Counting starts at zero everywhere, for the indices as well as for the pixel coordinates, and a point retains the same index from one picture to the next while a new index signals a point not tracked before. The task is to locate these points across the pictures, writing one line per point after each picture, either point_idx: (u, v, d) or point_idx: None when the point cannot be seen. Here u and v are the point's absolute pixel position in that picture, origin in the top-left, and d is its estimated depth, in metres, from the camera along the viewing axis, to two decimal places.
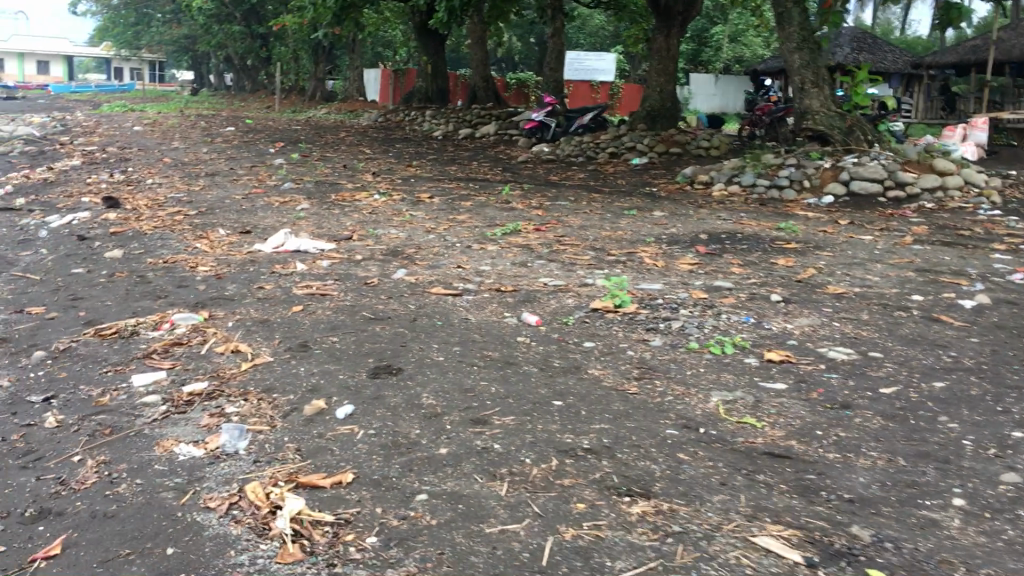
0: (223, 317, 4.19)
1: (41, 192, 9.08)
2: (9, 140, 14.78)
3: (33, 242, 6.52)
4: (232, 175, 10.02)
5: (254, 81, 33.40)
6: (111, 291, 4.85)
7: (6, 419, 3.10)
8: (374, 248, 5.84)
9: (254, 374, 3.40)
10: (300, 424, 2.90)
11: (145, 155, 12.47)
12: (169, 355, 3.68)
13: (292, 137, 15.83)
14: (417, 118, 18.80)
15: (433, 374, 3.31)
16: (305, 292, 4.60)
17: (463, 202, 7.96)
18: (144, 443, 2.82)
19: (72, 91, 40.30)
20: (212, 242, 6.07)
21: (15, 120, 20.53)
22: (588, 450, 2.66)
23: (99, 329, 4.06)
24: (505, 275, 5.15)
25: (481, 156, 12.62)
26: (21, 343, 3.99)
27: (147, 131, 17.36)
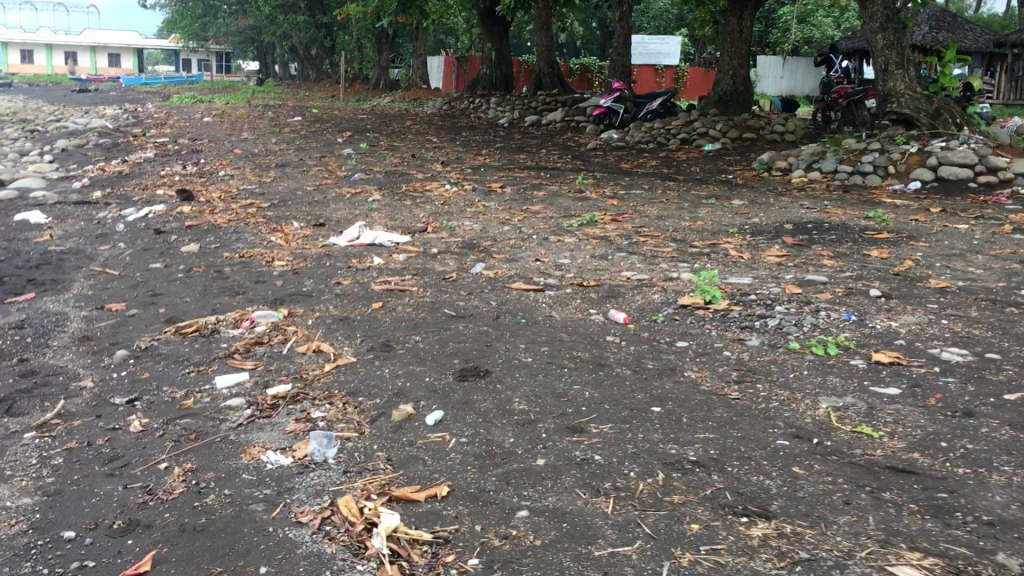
0: (302, 315, 4.11)
1: (117, 184, 9.19)
2: (85, 132, 15.08)
3: (112, 236, 6.57)
4: (302, 166, 10.02)
5: (318, 70, 33.64)
6: (190, 287, 4.81)
7: (91, 423, 3.05)
8: (449, 241, 5.73)
9: (338, 376, 3.31)
10: (389, 431, 2.79)
11: (216, 146, 12.57)
12: (251, 354, 3.61)
13: (359, 126, 15.86)
14: (482, 105, 18.67)
15: (522, 377, 3.18)
16: (383, 288, 4.50)
17: (535, 192, 7.81)
18: (231, 450, 2.74)
19: (143, 82, 41.12)
20: (287, 235, 6.03)
21: (90, 113, 20.97)
22: (696, 462, 2.49)
23: (180, 327, 4.02)
24: (586, 269, 4.99)
25: (550, 143, 12.45)
26: (104, 341, 3.97)
27: (216, 121, 17.55)
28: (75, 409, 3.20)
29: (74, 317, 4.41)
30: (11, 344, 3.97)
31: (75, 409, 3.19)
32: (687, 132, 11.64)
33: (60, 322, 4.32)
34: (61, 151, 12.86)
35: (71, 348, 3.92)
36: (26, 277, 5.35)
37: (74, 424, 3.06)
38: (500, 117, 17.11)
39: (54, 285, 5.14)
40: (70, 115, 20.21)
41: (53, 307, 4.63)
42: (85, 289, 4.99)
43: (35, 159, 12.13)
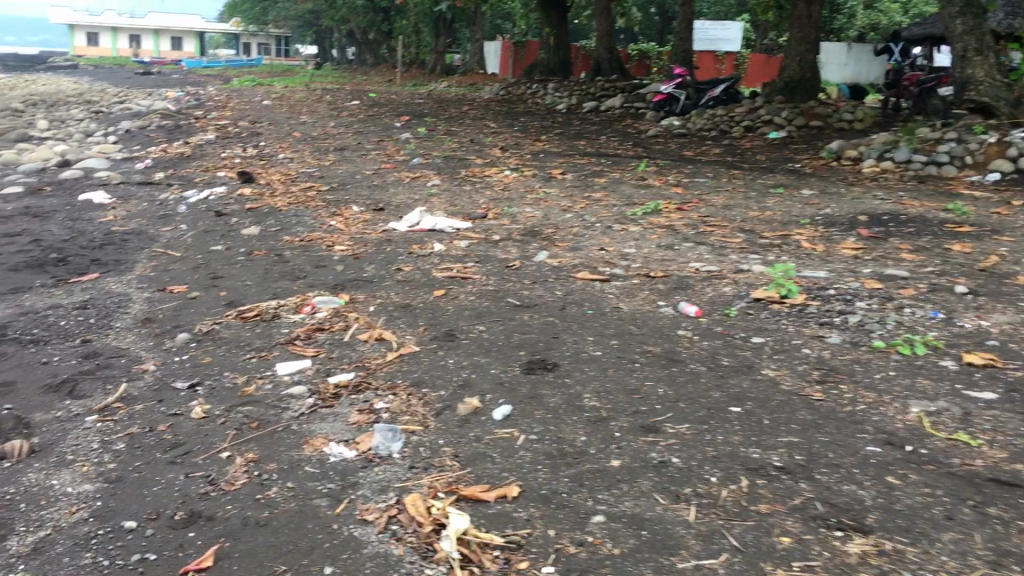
0: (364, 301, 4.03)
1: (179, 166, 9.24)
2: (148, 114, 15.25)
3: (173, 217, 6.58)
4: (361, 150, 9.98)
5: (375, 54, 33.72)
6: (250, 270, 4.76)
7: (152, 407, 3.00)
8: (511, 228, 5.61)
9: (401, 365, 3.21)
10: (455, 425, 2.68)
11: (276, 129, 12.61)
12: (312, 341, 3.54)
13: (416, 111, 15.80)
14: (540, 91, 18.49)
15: (592, 371, 3.05)
16: (445, 275, 4.40)
17: (597, 179, 7.65)
18: (293, 441, 2.66)
19: (204, 65, 41.65)
20: (347, 219, 5.97)
21: (153, 95, 21.24)
22: (782, 468, 2.35)
23: (241, 311, 3.96)
24: (653, 259, 4.84)
25: (610, 130, 12.25)
26: (166, 324, 3.93)
27: (276, 104, 17.65)
28: (136, 393, 3.15)
29: (136, 299, 4.39)
30: (75, 324, 3.96)
31: (136, 393, 3.14)
32: (751, 120, 11.35)
33: (121, 304, 4.30)
34: (125, 132, 13.01)
35: (133, 330, 3.89)
36: (90, 257, 5.36)
37: (136, 408, 3.01)
38: (558, 103, 16.92)
39: (117, 265, 5.14)
40: (133, 97, 20.55)
41: (116, 288, 4.62)
42: (147, 270, 4.98)
43: (99, 140, 12.29)
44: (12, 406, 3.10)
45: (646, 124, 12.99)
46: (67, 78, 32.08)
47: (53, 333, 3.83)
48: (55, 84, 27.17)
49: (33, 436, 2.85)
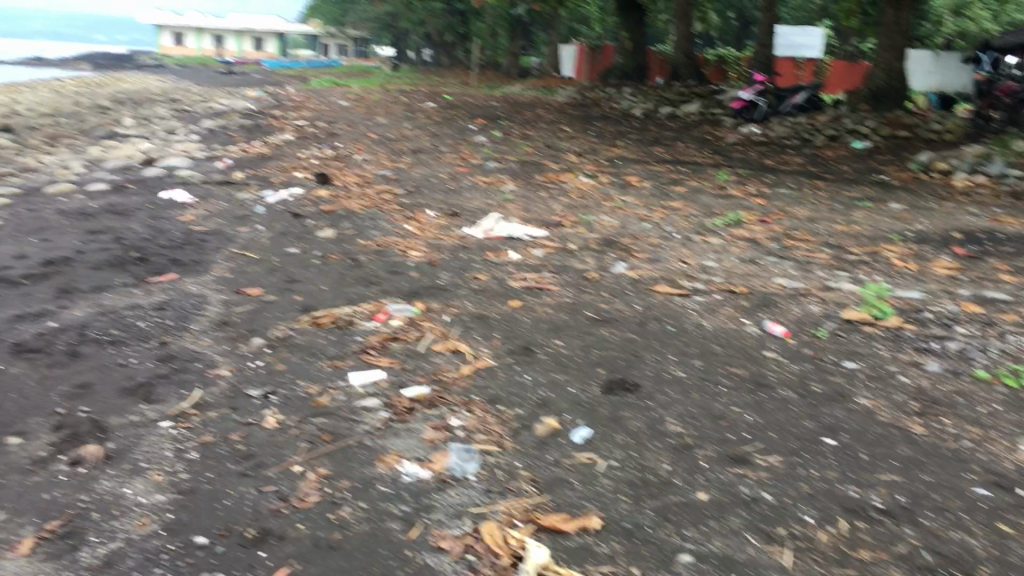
0: (438, 310, 3.96)
1: (257, 166, 9.34)
2: (229, 113, 15.51)
3: (251, 217, 6.62)
4: (436, 152, 9.96)
5: (450, 56, 33.87)
6: (325, 274, 4.74)
7: (226, 415, 2.97)
8: (588, 238, 5.49)
9: (476, 380, 3.13)
10: (533, 447, 2.58)
11: (352, 130, 12.70)
12: (386, 351, 3.47)
13: (491, 113, 15.77)
14: (616, 95, 18.31)
15: (675, 394, 2.91)
16: (520, 285, 4.31)
17: (675, 188, 7.48)
18: (366, 457, 2.59)
19: (283, 65, 42.37)
20: (422, 224, 5.93)
21: (234, 94, 21.63)
22: (883, 511, 2.19)
23: (316, 317, 3.93)
24: (735, 273, 4.68)
25: (687, 136, 12.04)
26: (241, 328, 3.91)
27: (352, 105, 17.81)
28: (211, 400, 3.12)
29: (212, 301, 4.39)
30: (152, 326, 3.97)
31: (210, 400, 3.12)
32: (835, 129, 11.03)
33: (198, 306, 4.30)
34: (206, 130, 13.25)
35: (208, 333, 3.88)
36: (169, 257, 5.41)
37: (209, 416, 2.98)
38: (634, 108, 16.73)
39: (195, 266, 5.17)
40: (215, 95, 20.96)
41: (193, 289, 4.64)
42: (224, 272, 4.99)
43: (181, 138, 12.53)
44: (89, 408, 3.10)
45: (724, 131, 12.73)
46: (153, 76, 32.95)
47: (131, 334, 3.84)
48: (141, 81, 27.87)
49: (108, 441, 2.84)
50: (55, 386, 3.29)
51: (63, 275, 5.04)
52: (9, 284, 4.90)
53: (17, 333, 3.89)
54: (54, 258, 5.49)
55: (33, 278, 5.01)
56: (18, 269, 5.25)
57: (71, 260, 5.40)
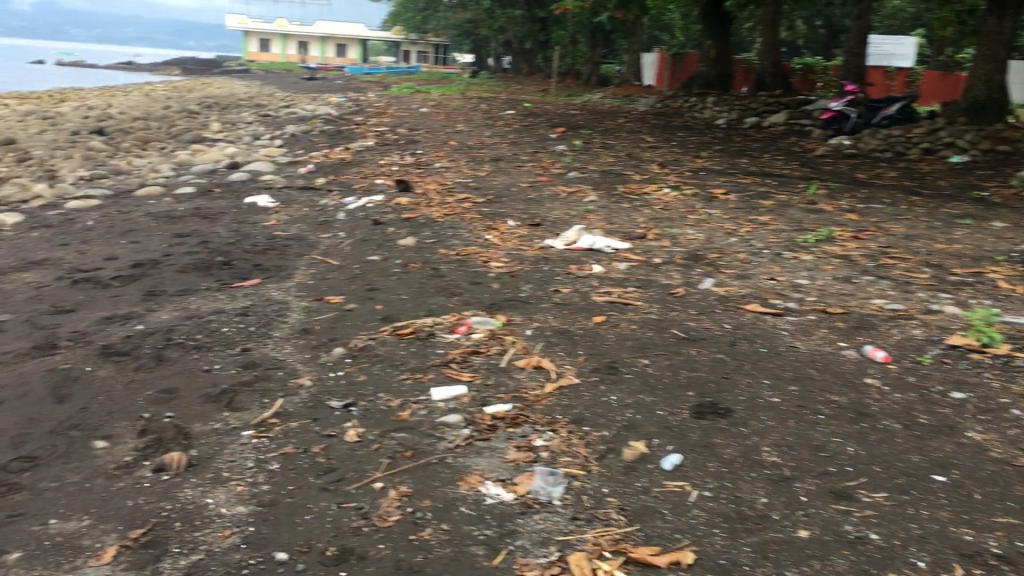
0: (520, 323, 3.88)
1: (339, 172, 9.42)
2: (312, 119, 15.75)
3: (333, 224, 6.66)
4: (517, 161, 9.91)
5: (530, 64, 33.89)
6: (406, 283, 4.71)
7: (307, 426, 2.94)
8: (673, 252, 5.36)
9: (560, 398, 3.04)
10: (621, 472, 2.48)
11: (433, 137, 12.75)
12: (468, 365, 3.41)
13: (571, 122, 15.68)
14: (698, 105, 18.05)
15: (770, 422, 2.77)
16: (604, 300, 4.21)
17: (762, 201, 7.28)
18: (448, 476, 2.52)
19: (365, 72, 42.99)
20: (504, 234, 5.87)
21: (318, 100, 21.98)
22: (1002, 557, 2.03)
23: (397, 328, 3.89)
24: (828, 292, 4.50)
25: (773, 148, 11.77)
26: (322, 336, 3.90)
27: (433, 112, 17.92)
28: (292, 409, 3.10)
29: (295, 308, 4.40)
30: (236, 331, 3.98)
31: (292, 410, 3.10)
32: (929, 142, 10.65)
33: (281, 312, 4.31)
34: (290, 136, 13.45)
35: (290, 340, 3.87)
36: (253, 261, 5.46)
37: (290, 426, 2.95)
38: (717, 119, 16.47)
39: (278, 271, 5.20)
40: (299, 101, 21.32)
41: (276, 295, 4.66)
42: (306, 278, 5.01)
43: (266, 144, 12.75)
44: (173, 414, 3.11)
45: (811, 142, 12.41)
46: (240, 82, 33.75)
47: (215, 339, 3.86)
48: (228, 87, 28.56)
49: (191, 448, 2.84)
50: (141, 390, 3.31)
51: (151, 278, 5.13)
52: (99, 286, 4.99)
53: (106, 335, 3.95)
54: (143, 260, 5.59)
55: (122, 280, 5.10)
56: (108, 271, 5.36)
57: (159, 263, 5.49)
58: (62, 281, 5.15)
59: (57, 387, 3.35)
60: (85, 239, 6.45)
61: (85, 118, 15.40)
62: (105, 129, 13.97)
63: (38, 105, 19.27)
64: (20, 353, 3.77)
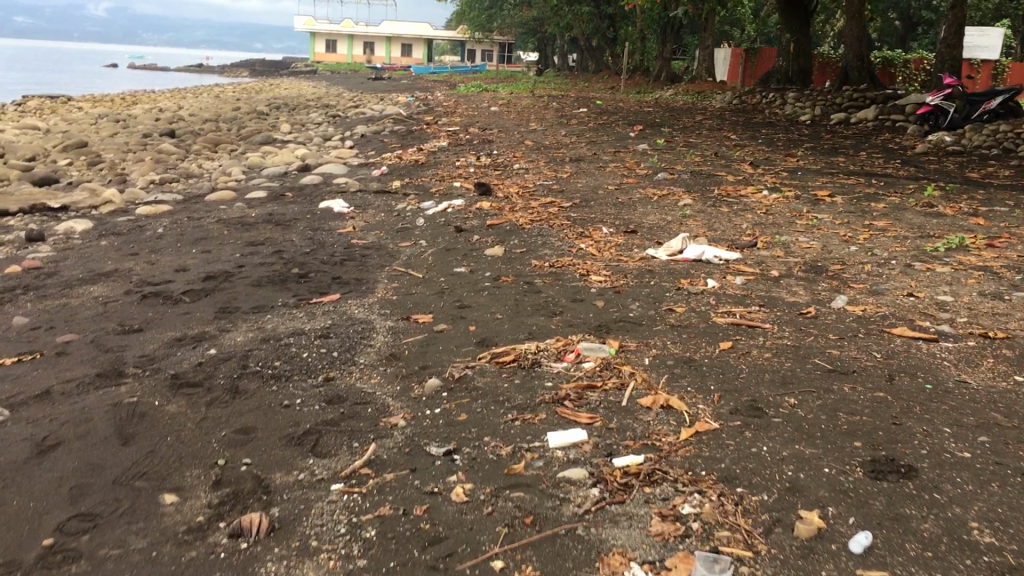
0: (636, 350, 3.42)
1: (415, 175, 9.05)
2: (383, 119, 15.47)
3: (412, 231, 6.28)
4: (598, 161, 9.45)
5: (598, 61, 33.33)
6: (499, 300, 4.28)
7: (405, 480, 2.53)
8: (789, 263, 4.85)
9: (700, 447, 2.57)
10: (796, 555, 2.00)
11: (506, 137, 12.34)
12: (583, 403, 2.96)
13: (647, 120, 15.14)
14: (778, 101, 17.34)
15: (970, 486, 2.26)
16: (728, 322, 3.72)
17: (874, 204, 6.69)
18: (581, 554, 2.07)
19: (431, 72, 42.77)
20: (598, 242, 5.42)
21: (386, 100, 21.74)
22: None
23: (496, 355, 3.46)
24: (981, 310, 3.94)
25: (867, 145, 11.10)
26: (413, 364, 3.50)
27: (504, 111, 17.53)
28: (386, 457, 2.69)
29: (380, 328, 4.01)
30: (317, 357, 3.60)
31: (386, 457, 2.69)
32: None
33: (364, 333, 3.92)
34: (361, 137, 13.17)
35: (377, 368, 3.48)
36: (330, 273, 5.10)
37: (386, 479, 2.55)
38: (800, 114, 15.75)
39: (358, 285, 4.83)
40: (367, 101, 21.13)
41: (358, 313, 4.27)
42: (389, 293, 4.62)
43: (338, 145, 12.48)
44: (251, 461, 2.72)
45: (908, 139, 11.69)
46: (309, 82, 33.85)
47: (295, 367, 3.48)
48: (296, 88, 28.59)
49: (272, 507, 2.44)
50: (216, 429, 2.94)
51: (225, 292, 4.79)
52: (170, 302, 4.68)
53: (178, 361, 3.60)
54: (215, 272, 5.27)
55: (194, 294, 4.78)
56: (179, 284, 5.04)
57: (232, 275, 5.16)
58: (131, 296, 4.84)
59: (122, 424, 3.00)
60: (156, 248, 6.18)
61: (157, 121, 15.38)
62: (176, 131, 13.83)
63: (113, 108, 19.42)
64: (83, 383, 3.44)
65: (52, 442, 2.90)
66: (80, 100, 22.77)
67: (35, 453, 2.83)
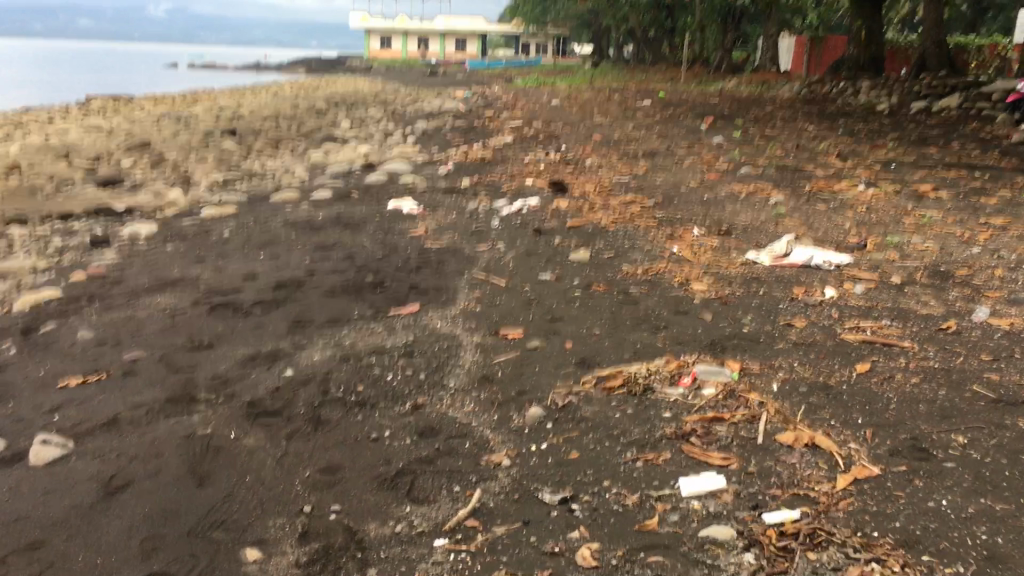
0: (761, 374, 3.03)
1: (483, 171, 8.73)
2: (443, 114, 15.18)
3: (488, 232, 5.96)
4: (674, 156, 9.01)
5: (655, 51, 32.69)
6: (594, 313, 3.93)
7: (520, 538, 2.19)
8: (909, 269, 4.41)
9: (863, 501, 2.19)
10: None
11: (573, 130, 11.96)
12: (713, 439, 2.59)
13: (715, 111, 14.64)
14: (851, 89, 16.68)
15: None
16: (859, 340, 3.31)
17: (984, 199, 6.20)
18: None
19: (485, 65, 42.44)
20: (691, 245, 5.04)
21: (443, 94, 21.50)
22: None
23: (602, 379, 3.10)
24: None
25: (958, 134, 10.49)
26: (509, 389, 3.16)
27: (565, 104, 17.12)
28: (494, 506, 2.36)
29: (466, 345, 3.68)
30: (403, 380, 3.28)
31: (494, 507, 2.35)
32: None
33: (451, 352, 3.60)
34: (422, 132, 12.89)
35: (469, 395, 3.15)
36: (407, 281, 4.79)
37: (497, 535, 2.21)
38: (877, 102, 15.08)
39: (437, 294, 4.51)
40: (424, 95, 20.92)
41: (441, 327, 3.94)
42: (472, 304, 4.29)
43: (400, 141, 12.22)
44: (341, 508, 2.41)
45: (1000, 127, 11.05)
46: (364, 78, 33.74)
47: (380, 392, 3.16)
48: (352, 83, 28.46)
49: (369, 568, 2.12)
50: (300, 468, 2.64)
51: (296, 303, 4.51)
52: (239, 314, 4.40)
53: (253, 384, 3.31)
54: (286, 280, 5.00)
55: (264, 305, 4.50)
56: (248, 293, 4.78)
57: (303, 283, 4.88)
58: (199, 307, 4.58)
59: (196, 462, 2.71)
60: (222, 253, 5.93)
61: (217, 119, 15.30)
62: (236, 129, 13.69)
63: (173, 106, 19.44)
64: (153, 410, 3.16)
65: (120, 482, 2.62)
66: (140, 99, 22.88)
67: (102, 495, 2.56)
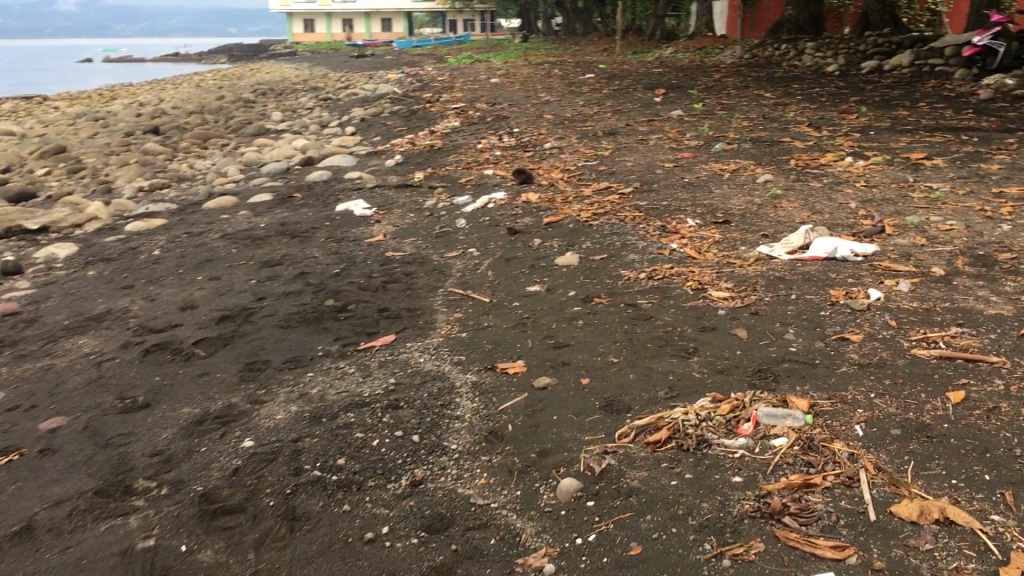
0: (837, 414, 2.47)
1: (434, 161, 8.07)
2: (380, 99, 14.40)
3: (454, 235, 5.33)
4: (637, 134, 8.44)
5: (586, 24, 32.09)
6: (604, 334, 3.34)
7: None
8: (946, 255, 3.90)
9: None
10: None
11: (520, 111, 11.35)
12: (812, 517, 2.02)
13: (663, 82, 14.14)
14: (794, 53, 16.31)
15: None
16: (935, 356, 2.78)
17: (986, 167, 5.74)
18: None
19: (413, 46, 41.33)
20: (689, 239, 4.47)
21: (375, 78, 20.67)
22: None
23: (645, 432, 2.51)
24: None
25: (921, 94, 10.10)
26: (526, 451, 2.55)
27: (506, 82, 16.44)
28: None
29: (461, 387, 3.05)
30: (392, 446, 2.65)
31: None
32: None
33: (444, 398, 2.97)
34: (360, 121, 12.12)
35: (479, 462, 2.53)
36: (375, 303, 4.14)
37: None
38: (826, 64, 14.72)
39: (412, 319, 3.87)
40: (356, 81, 20.03)
41: (426, 364, 3.31)
42: (456, 329, 3.67)
43: (338, 132, 11.45)
44: None
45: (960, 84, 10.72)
46: (289, 65, 32.47)
47: (365, 467, 2.53)
48: (276, 72, 27.42)
49: None
50: None
51: (246, 340, 3.82)
52: (179, 359, 3.70)
53: (206, 465, 2.65)
54: (230, 309, 4.30)
55: (208, 345, 3.82)
56: (188, 329, 4.08)
57: (253, 312, 4.20)
58: (131, 351, 3.88)
59: None
60: (153, 277, 5.19)
61: (137, 117, 14.29)
62: (158, 128, 12.74)
63: (89, 105, 18.29)
64: (80, 509, 2.49)
65: None
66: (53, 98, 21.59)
67: None
